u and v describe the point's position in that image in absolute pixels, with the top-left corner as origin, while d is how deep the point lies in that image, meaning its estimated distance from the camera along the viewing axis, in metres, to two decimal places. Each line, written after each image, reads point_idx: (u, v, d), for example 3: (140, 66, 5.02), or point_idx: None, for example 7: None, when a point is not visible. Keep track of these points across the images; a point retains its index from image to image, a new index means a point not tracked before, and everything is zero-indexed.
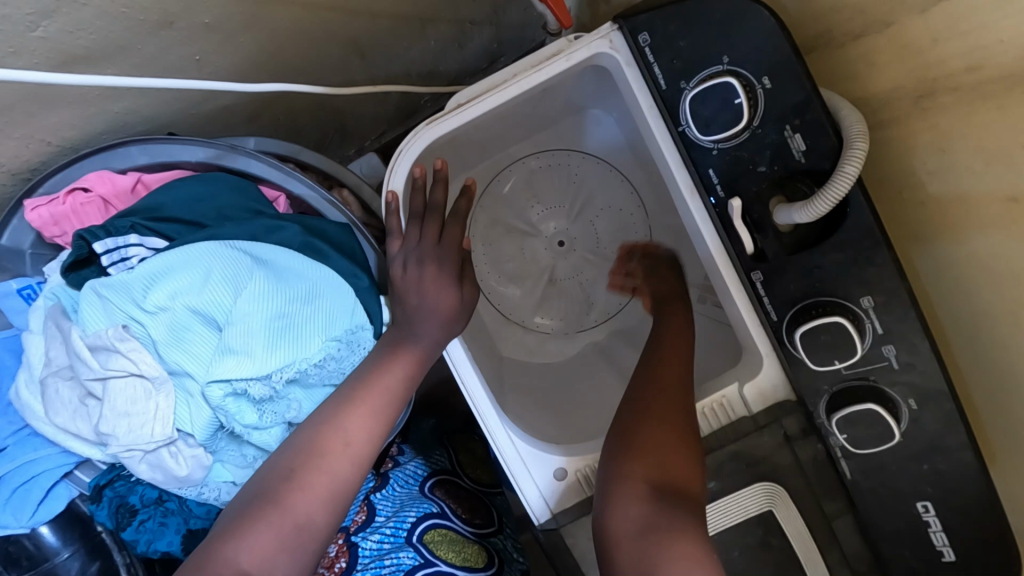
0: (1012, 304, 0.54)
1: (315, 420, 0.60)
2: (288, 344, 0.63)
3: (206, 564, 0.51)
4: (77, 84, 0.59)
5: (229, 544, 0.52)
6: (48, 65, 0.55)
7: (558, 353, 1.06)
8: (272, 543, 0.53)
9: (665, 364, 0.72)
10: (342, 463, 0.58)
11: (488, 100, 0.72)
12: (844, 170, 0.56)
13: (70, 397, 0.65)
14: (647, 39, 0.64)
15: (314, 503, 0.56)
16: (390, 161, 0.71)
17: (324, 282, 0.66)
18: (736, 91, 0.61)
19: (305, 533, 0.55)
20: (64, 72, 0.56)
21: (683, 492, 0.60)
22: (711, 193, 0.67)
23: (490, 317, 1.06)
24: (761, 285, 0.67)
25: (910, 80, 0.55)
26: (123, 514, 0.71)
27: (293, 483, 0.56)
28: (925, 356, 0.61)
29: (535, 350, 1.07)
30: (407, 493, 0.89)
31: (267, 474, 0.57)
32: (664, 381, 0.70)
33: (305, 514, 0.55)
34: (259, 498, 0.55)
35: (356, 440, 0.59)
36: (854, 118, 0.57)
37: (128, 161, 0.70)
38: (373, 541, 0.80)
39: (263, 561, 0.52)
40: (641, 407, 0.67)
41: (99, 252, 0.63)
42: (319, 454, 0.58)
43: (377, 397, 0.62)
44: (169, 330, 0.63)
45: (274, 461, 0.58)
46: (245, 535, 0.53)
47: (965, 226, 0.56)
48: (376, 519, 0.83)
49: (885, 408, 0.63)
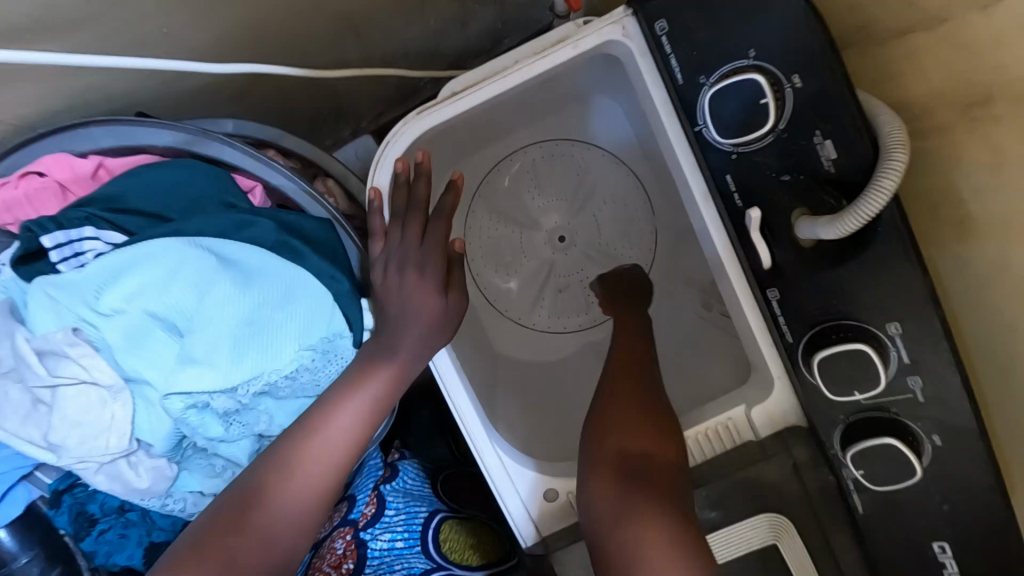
0: None
1: (266, 456, 0.56)
2: (256, 354, 0.57)
3: None
4: (26, 58, 0.53)
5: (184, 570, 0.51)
6: None
7: (557, 349, 1.01)
8: None
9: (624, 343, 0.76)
10: (285, 505, 0.54)
11: (485, 89, 0.64)
12: (879, 185, 0.50)
13: (20, 401, 0.58)
14: (664, 27, 0.57)
15: (250, 551, 0.53)
16: (374, 151, 0.63)
17: (299, 286, 0.58)
18: (764, 90, 0.53)
19: (266, 550, 0.53)
20: (5, 44, 0.50)
21: (660, 483, 0.60)
22: (730, 201, 0.61)
23: (487, 314, 1.02)
24: (777, 303, 0.62)
25: (960, 85, 0.48)
26: (81, 523, 0.67)
27: (231, 527, 0.53)
28: (954, 390, 0.56)
29: (531, 341, 1.02)
30: (417, 488, 0.84)
31: (229, 492, 0.55)
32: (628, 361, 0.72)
33: (242, 562, 0.52)
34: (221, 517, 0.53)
35: (325, 458, 0.57)
36: (893, 124, 0.50)
37: (91, 143, 0.64)
38: (384, 541, 0.76)
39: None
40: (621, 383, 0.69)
41: (47, 247, 0.55)
42: (287, 470, 0.55)
43: (336, 429, 0.57)
44: (126, 335, 0.55)
45: (238, 480, 0.56)
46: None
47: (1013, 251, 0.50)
48: (387, 513, 0.78)
49: (904, 442, 0.58)
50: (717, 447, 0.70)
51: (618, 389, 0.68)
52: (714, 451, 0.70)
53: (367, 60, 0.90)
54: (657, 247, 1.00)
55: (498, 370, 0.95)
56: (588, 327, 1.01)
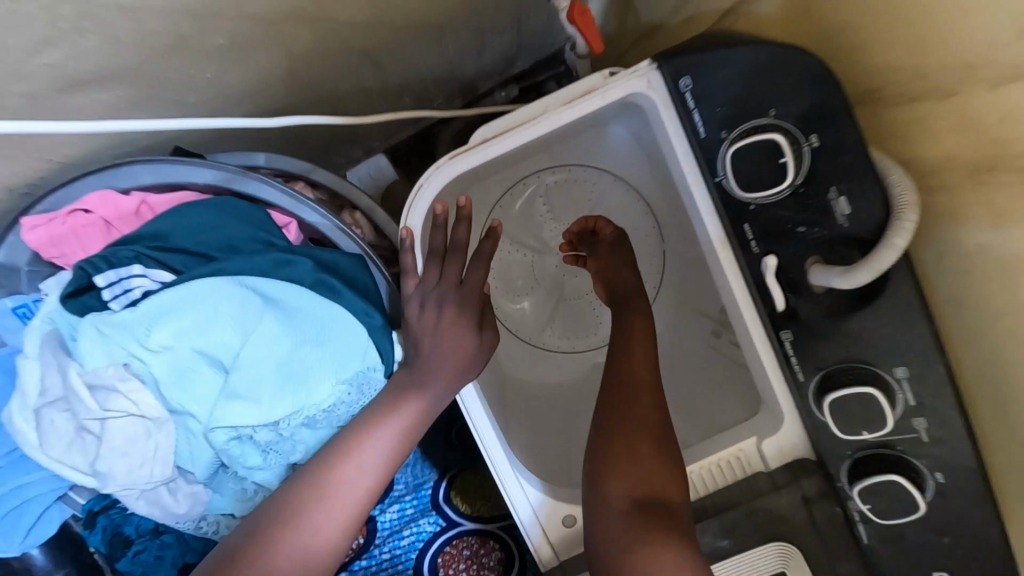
0: None
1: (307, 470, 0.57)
2: (298, 389, 0.60)
3: None
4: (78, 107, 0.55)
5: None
6: (46, 90, 0.51)
7: (557, 373, 1.05)
8: None
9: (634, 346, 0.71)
10: (327, 518, 0.55)
11: (513, 137, 0.67)
12: (891, 242, 0.53)
13: (66, 429, 0.63)
14: (689, 84, 0.61)
15: (292, 561, 0.53)
16: (407, 197, 0.67)
17: (336, 324, 0.62)
18: (783, 150, 0.56)
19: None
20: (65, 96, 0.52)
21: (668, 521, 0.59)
22: (746, 248, 0.64)
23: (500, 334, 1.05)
24: (790, 345, 0.64)
25: (970, 150, 0.52)
26: (118, 543, 0.70)
27: (277, 536, 0.53)
28: (957, 431, 0.59)
29: (536, 367, 1.05)
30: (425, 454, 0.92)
31: (252, 520, 0.55)
32: (635, 370, 0.68)
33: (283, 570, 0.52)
34: (245, 541, 0.53)
35: (346, 498, 0.56)
36: (905, 186, 0.54)
37: (133, 180, 0.67)
38: (393, 511, 0.87)
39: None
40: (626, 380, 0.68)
41: (100, 286, 0.58)
42: (307, 510, 0.55)
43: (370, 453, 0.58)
44: (171, 370, 0.58)
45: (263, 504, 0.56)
46: None
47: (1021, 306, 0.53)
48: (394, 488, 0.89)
49: (909, 479, 0.62)
50: (726, 478, 0.73)
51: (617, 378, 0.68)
52: (724, 481, 0.73)
53: (387, 88, 0.93)
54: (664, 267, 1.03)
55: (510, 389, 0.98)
56: (579, 349, 1.07)
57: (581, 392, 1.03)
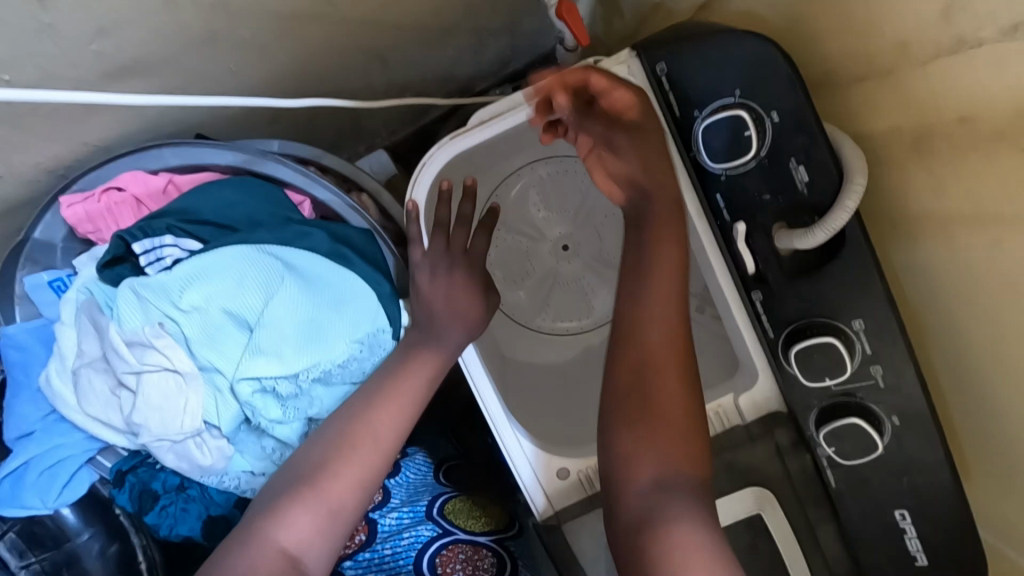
0: (1003, 340, 0.59)
1: (344, 413, 0.62)
2: (315, 345, 0.66)
3: (249, 540, 0.54)
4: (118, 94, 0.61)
5: (268, 520, 0.55)
6: (92, 78, 0.57)
7: (554, 355, 1.13)
8: (310, 525, 0.55)
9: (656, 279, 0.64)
10: (370, 452, 0.59)
11: (507, 119, 0.74)
12: (843, 205, 0.60)
13: (102, 389, 0.68)
14: (665, 69, 0.67)
15: (344, 490, 0.57)
16: (413, 171, 0.73)
17: (347, 288, 0.68)
18: (747, 123, 0.64)
19: (337, 516, 0.56)
20: (106, 85, 0.59)
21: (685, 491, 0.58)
22: (718, 216, 0.70)
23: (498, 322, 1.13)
24: (760, 304, 0.71)
25: (908, 122, 0.59)
26: (146, 499, 0.75)
27: (326, 471, 0.58)
28: (909, 378, 0.66)
29: (533, 350, 1.13)
30: (420, 479, 0.97)
31: (301, 461, 0.59)
32: (656, 314, 0.63)
33: (338, 499, 0.57)
34: (298, 478, 0.58)
35: (384, 435, 0.61)
36: (854, 154, 0.61)
37: (161, 162, 0.73)
38: (392, 517, 0.88)
39: (303, 540, 0.55)
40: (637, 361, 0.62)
41: (138, 252, 0.65)
42: (351, 447, 0.59)
43: (402, 396, 0.63)
44: (202, 329, 0.65)
45: (309, 446, 0.61)
46: (281, 515, 0.55)
47: (958, 254, 0.60)
48: (392, 500, 0.91)
49: (869, 422, 0.68)
50: (709, 431, 0.78)
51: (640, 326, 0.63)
52: (707, 433, 0.78)
53: (390, 84, 1.00)
54: None
55: (507, 368, 1.06)
56: (575, 332, 1.14)
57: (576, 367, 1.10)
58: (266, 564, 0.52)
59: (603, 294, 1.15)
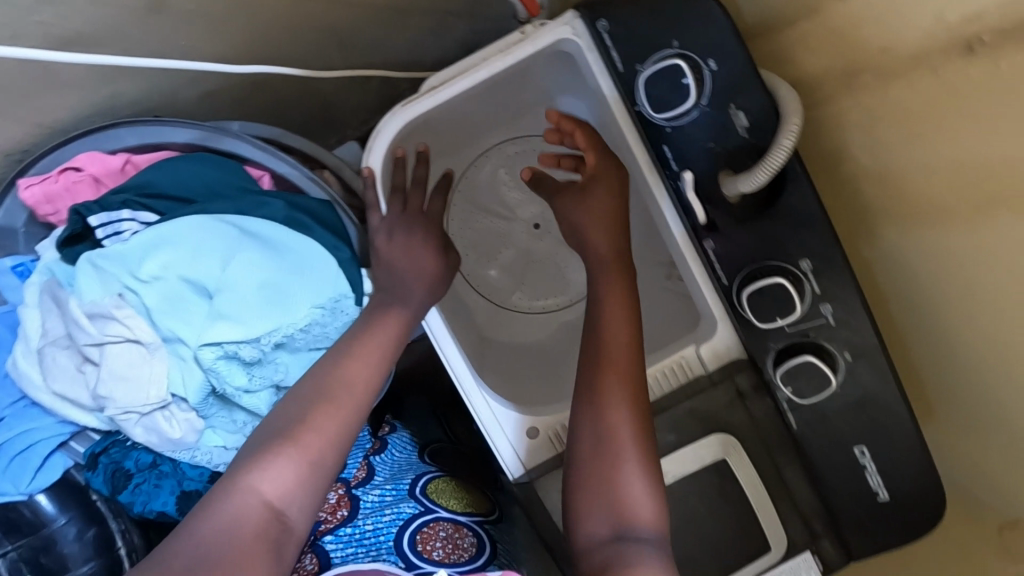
0: (945, 261, 0.64)
1: (320, 370, 0.61)
2: (277, 309, 0.67)
3: (229, 492, 0.51)
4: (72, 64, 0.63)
5: (247, 471, 0.52)
6: (47, 45, 0.60)
7: (531, 332, 1.12)
8: (292, 477, 0.53)
9: (611, 316, 0.70)
10: (348, 406, 0.58)
11: (460, 83, 0.76)
12: (781, 143, 0.62)
13: (68, 365, 0.69)
14: (606, 26, 0.69)
15: (325, 443, 0.56)
16: (368, 140, 0.75)
17: (308, 253, 0.70)
18: (685, 72, 0.66)
19: (319, 468, 0.55)
20: (61, 52, 0.61)
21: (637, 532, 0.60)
22: (668, 167, 0.72)
23: (471, 299, 1.12)
24: (713, 253, 0.73)
25: (839, 60, 0.61)
26: (119, 477, 0.75)
27: (305, 423, 0.56)
28: (858, 312, 0.68)
29: (508, 328, 1.12)
30: (405, 458, 0.96)
31: (277, 418, 0.57)
32: (613, 351, 0.68)
33: (320, 452, 0.55)
34: (275, 432, 0.56)
35: (359, 388, 0.60)
36: (790, 96, 0.63)
37: (119, 142, 0.74)
38: (374, 494, 0.84)
39: (285, 492, 0.52)
40: (595, 409, 0.66)
41: (94, 226, 0.67)
42: (328, 400, 0.58)
43: (373, 352, 0.63)
44: (163, 297, 0.66)
45: (284, 404, 0.59)
46: (262, 466, 0.53)
47: (903, 179, 0.63)
48: (375, 477, 0.88)
49: (822, 359, 0.70)
50: (674, 383, 0.81)
51: (597, 362, 0.68)
52: (669, 386, 0.81)
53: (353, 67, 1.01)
54: None
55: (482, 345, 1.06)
56: (553, 309, 1.13)
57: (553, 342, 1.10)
58: (248, 514, 0.50)
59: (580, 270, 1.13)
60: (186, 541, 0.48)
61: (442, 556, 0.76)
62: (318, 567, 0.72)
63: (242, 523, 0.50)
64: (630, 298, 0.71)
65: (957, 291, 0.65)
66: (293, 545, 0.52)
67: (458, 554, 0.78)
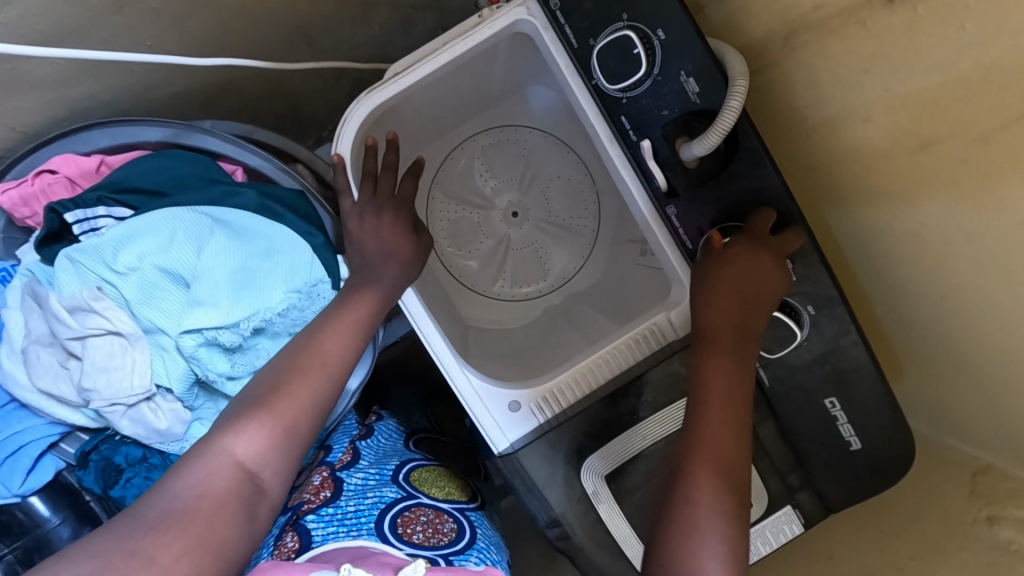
0: (896, 209, 0.66)
1: (293, 346, 0.65)
2: (251, 295, 0.70)
3: (203, 451, 0.55)
4: (48, 59, 0.65)
5: (224, 434, 0.56)
6: (28, 40, 0.62)
7: (519, 317, 1.14)
8: (265, 440, 0.57)
9: (722, 301, 0.68)
10: (319, 378, 0.62)
11: (422, 68, 0.78)
12: (730, 105, 0.64)
13: (52, 362, 0.71)
14: (557, 4, 0.72)
15: (297, 411, 0.59)
16: (336, 129, 0.77)
17: (281, 239, 0.72)
18: (635, 43, 0.68)
19: (291, 436, 0.58)
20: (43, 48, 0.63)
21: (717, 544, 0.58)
22: (626, 138, 0.74)
23: (451, 287, 1.13)
24: (676, 218, 0.76)
25: (775, 23, 0.64)
26: (109, 472, 0.76)
27: (279, 392, 0.60)
28: (815, 267, 0.71)
29: (491, 315, 1.14)
30: (392, 444, 0.99)
31: (254, 389, 0.61)
32: (730, 342, 0.66)
33: (292, 419, 0.59)
34: (251, 401, 0.59)
35: (331, 360, 0.64)
36: (737, 62, 0.66)
37: (91, 144, 0.75)
38: (358, 477, 0.86)
39: (257, 454, 0.56)
40: (699, 456, 0.61)
41: (70, 222, 0.70)
42: (301, 370, 0.62)
43: (347, 329, 0.67)
44: (140, 288, 0.68)
45: (260, 377, 0.63)
46: (236, 429, 0.56)
47: (845, 134, 0.65)
48: (360, 461, 0.90)
49: (786, 313, 0.73)
50: (647, 349, 0.82)
51: (722, 350, 0.66)
52: (643, 352, 0.82)
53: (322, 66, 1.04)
54: (600, 211, 1.12)
55: (468, 331, 1.08)
56: (534, 296, 1.15)
57: (535, 325, 1.11)
58: (220, 473, 0.53)
59: (559, 255, 1.15)
60: (162, 494, 0.52)
61: (421, 539, 0.77)
62: (300, 545, 0.72)
63: (216, 481, 0.53)
64: (741, 286, 0.68)
65: (907, 237, 0.67)
66: (265, 507, 0.55)
67: (438, 539, 0.79)
